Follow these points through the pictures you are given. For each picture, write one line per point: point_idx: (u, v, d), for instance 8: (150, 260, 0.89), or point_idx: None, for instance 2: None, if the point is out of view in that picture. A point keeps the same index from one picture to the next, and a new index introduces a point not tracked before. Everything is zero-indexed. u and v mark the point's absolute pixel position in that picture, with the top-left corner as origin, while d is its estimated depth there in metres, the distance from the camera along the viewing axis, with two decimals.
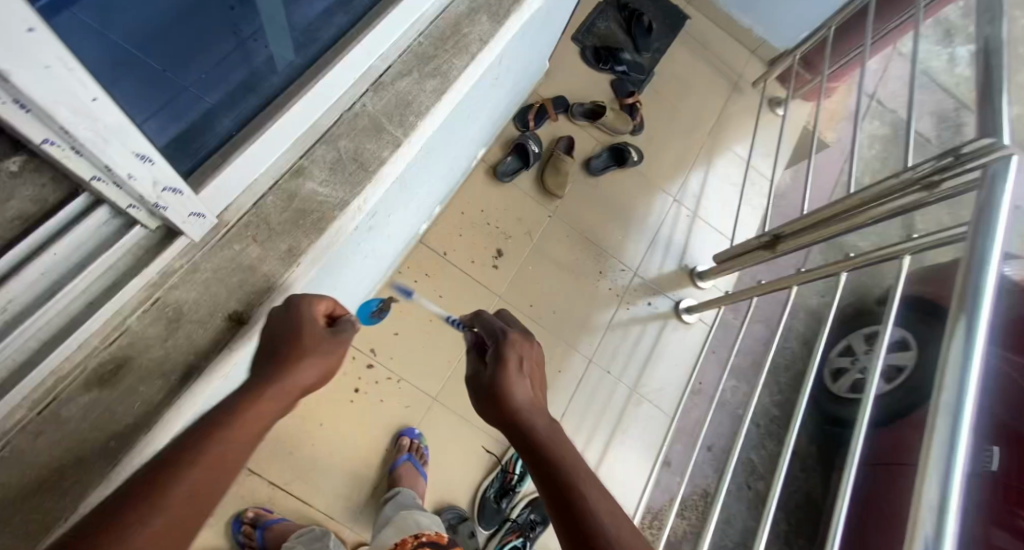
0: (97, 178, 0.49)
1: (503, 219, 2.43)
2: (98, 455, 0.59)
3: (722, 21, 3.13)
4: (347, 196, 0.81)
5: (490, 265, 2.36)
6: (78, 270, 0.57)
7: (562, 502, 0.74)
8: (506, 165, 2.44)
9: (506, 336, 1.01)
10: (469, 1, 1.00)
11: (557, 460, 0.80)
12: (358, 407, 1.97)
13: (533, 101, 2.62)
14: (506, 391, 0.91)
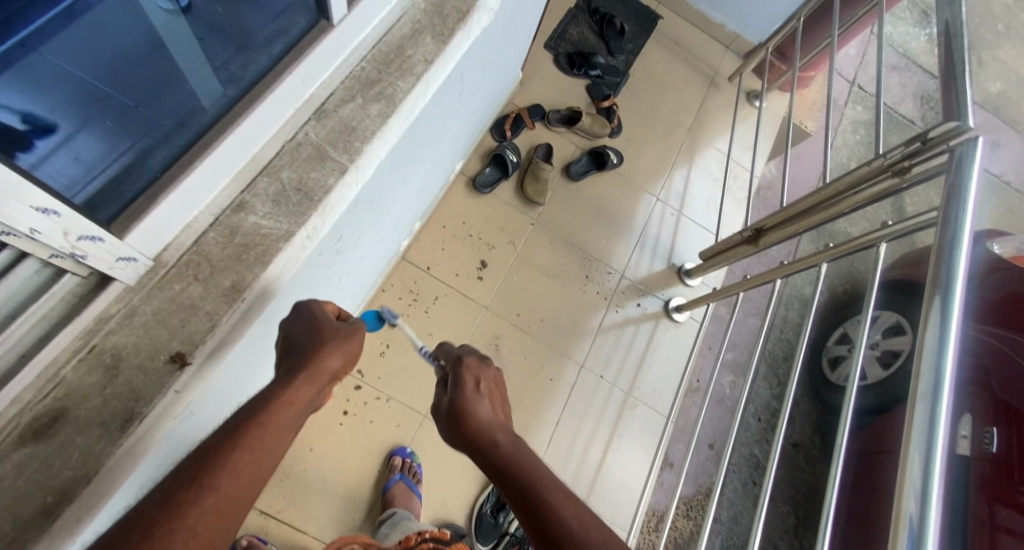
0: (1, 234, 0.49)
1: (486, 230, 2.43)
2: (35, 516, 0.57)
3: (695, 17, 3.13)
4: (293, 227, 0.81)
5: (474, 277, 2.35)
6: (6, 323, 0.57)
7: (531, 511, 0.72)
8: (484, 176, 2.44)
9: (465, 361, 1.03)
10: (412, 22, 1.00)
11: (520, 473, 0.79)
12: (348, 429, 1.95)
13: (509, 111, 2.62)
14: (469, 414, 0.91)
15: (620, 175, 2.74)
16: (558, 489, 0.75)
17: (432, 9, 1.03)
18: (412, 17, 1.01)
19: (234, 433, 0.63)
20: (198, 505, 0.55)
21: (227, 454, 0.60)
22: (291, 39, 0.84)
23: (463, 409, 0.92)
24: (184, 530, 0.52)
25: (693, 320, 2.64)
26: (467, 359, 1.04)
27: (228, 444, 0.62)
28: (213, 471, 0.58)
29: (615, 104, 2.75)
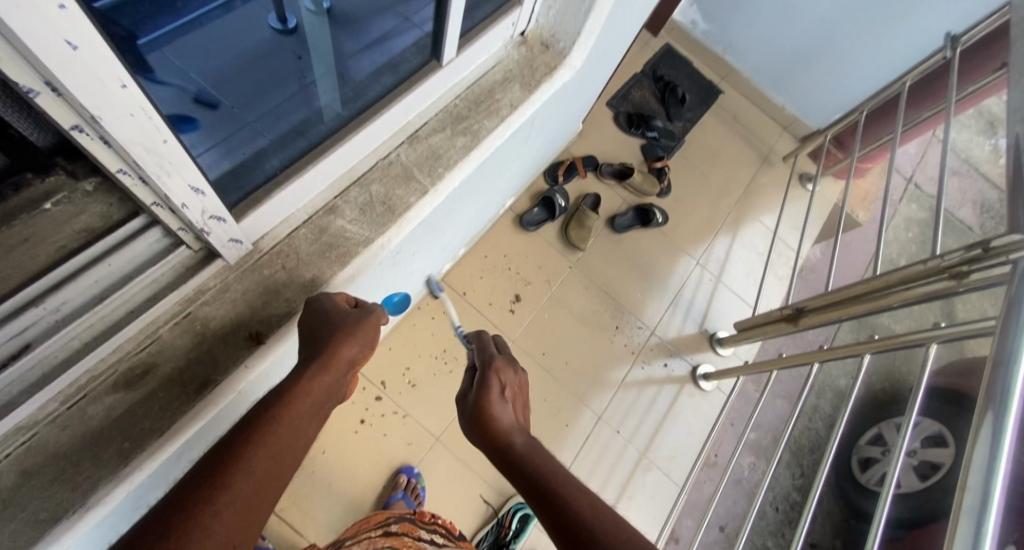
0: (156, 204, 0.59)
1: (524, 266, 2.49)
2: (112, 455, 0.64)
3: (756, 96, 3.21)
4: (372, 235, 0.88)
5: (507, 310, 2.39)
6: (128, 278, 0.69)
7: (550, 504, 0.73)
8: (532, 215, 2.53)
9: (491, 361, 1.02)
10: (505, 70, 1.09)
11: (539, 474, 0.79)
12: (361, 438, 1.97)
13: (564, 158, 2.73)
14: (489, 413, 0.92)
15: (663, 234, 2.78)
16: (575, 488, 0.75)
17: (524, 60, 1.12)
18: (504, 65, 1.10)
19: (245, 433, 0.62)
20: (214, 502, 0.54)
21: (237, 457, 0.59)
22: (399, 73, 0.94)
23: (484, 407, 0.93)
24: (203, 530, 0.52)
25: (719, 391, 2.57)
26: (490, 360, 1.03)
27: (241, 443, 0.61)
28: (229, 471, 0.58)
29: (667, 166, 2.80)
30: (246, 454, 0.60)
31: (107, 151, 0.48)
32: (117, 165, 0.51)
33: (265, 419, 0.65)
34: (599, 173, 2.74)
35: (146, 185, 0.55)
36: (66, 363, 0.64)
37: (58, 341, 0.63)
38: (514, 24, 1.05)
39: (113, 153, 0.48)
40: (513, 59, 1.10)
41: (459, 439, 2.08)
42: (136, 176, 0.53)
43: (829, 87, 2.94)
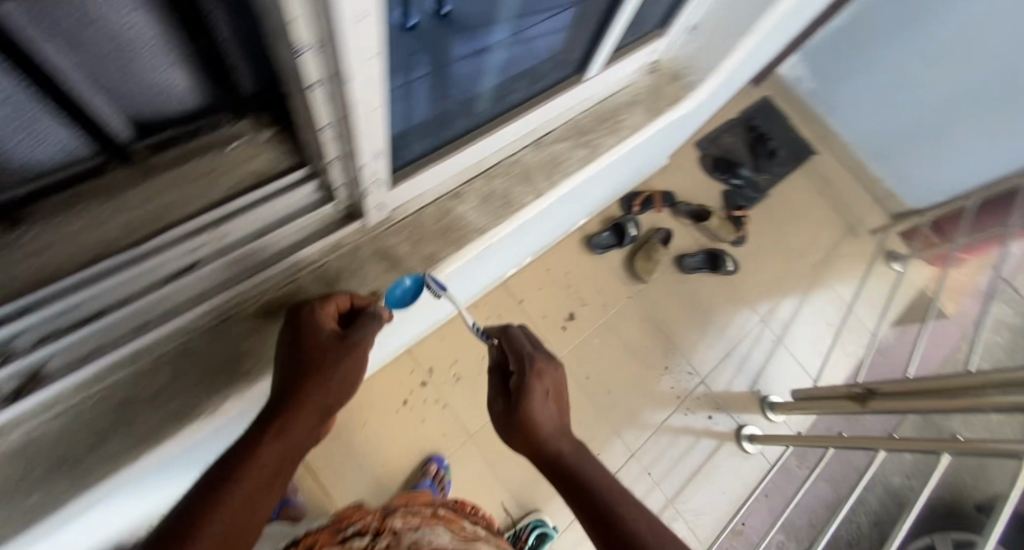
0: (336, 158, 0.66)
1: (584, 286, 2.48)
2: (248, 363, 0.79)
3: (852, 163, 3.03)
4: (488, 226, 0.93)
5: (558, 326, 2.39)
6: (288, 219, 0.79)
7: (598, 515, 0.80)
8: (601, 238, 2.52)
9: (533, 362, 0.95)
10: (632, 94, 1.12)
11: (582, 483, 0.85)
12: (400, 418, 2.03)
13: (642, 189, 2.71)
14: (530, 420, 0.90)
15: (730, 284, 2.69)
16: (615, 504, 0.81)
17: (652, 88, 1.14)
18: (632, 89, 1.12)
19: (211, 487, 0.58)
20: None
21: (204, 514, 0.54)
22: (545, 81, 0.97)
23: (527, 416, 0.90)
24: None
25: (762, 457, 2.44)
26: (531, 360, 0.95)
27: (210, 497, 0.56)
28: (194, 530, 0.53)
29: (746, 217, 2.74)
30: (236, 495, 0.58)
31: (326, 107, 0.55)
32: (330, 123, 0.59)
33: (232, 467, 0.60)
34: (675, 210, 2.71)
35: (339, 140, 0.62)
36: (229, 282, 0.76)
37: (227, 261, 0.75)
38: (652, 52, 1.08)
39: (334, 113, 0.56)
40: (643, 86, 1.13)
41: (490, 441, 2.10)
42: (335, 132, 0.61)
43: (940, 167, 2.75)
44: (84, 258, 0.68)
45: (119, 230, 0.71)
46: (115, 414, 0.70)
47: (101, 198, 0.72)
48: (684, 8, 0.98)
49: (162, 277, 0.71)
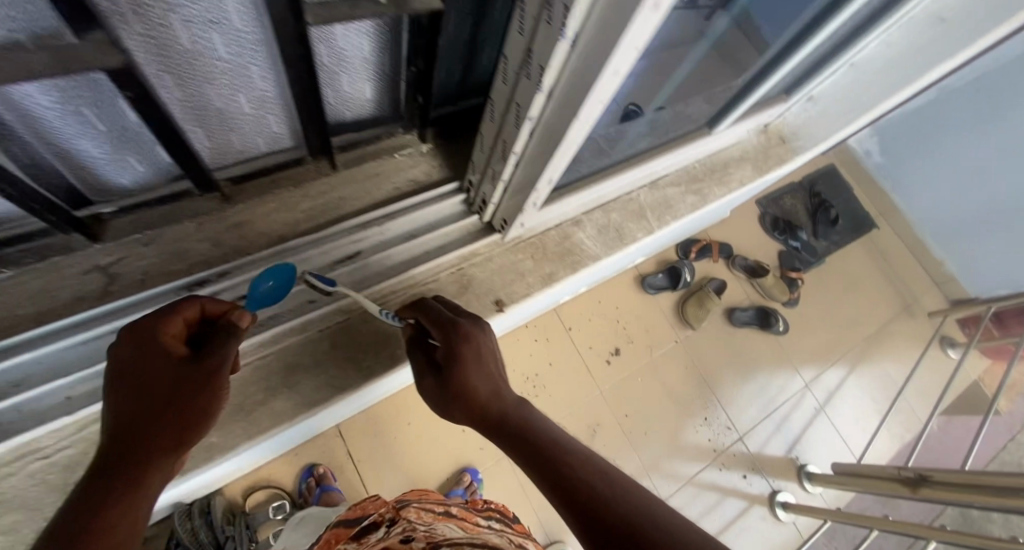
0: (506, 177, 0.74)
1: (633, 321, 2.19)
2: (385, 359, 0.81)
3: (916, 247, 2.60)
4: (602, 254, 1.01)
5: (603, 360, 2.08)
6: (439, 227, 0.88)
7: (571, 490, 0.48)
8: (655, 279, 2.27)
9: (458, 326, 0.66)
10: (741, 150, 1.18)
11: (545, 446, 0.55)
12: (445, 423, 1.75)
13: (698, 235, 2.45)
14: (468, 386, 0.63)
15: (779, 346, 2.34)
16: (597, 475, 0.50)
17: (761, 148, 1.19)
18: (743, 145, 1.18)
19: None
20: None
21: None
22: (681, 130, 1.02)
23: (463, 382, 0.63)
24: None
25: (793, 527, 2.11)
26: (451, 327, 0.67)
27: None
28: None
29: (801, 280, 2.42)
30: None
31: (525, 135, 0.63)
32: (523, 159, 0.69)
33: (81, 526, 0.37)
34: (731, 262, 2.43)
35: (517, 164, 0.70)
36: (384, 274, 0.83)
37: (387, 256, 0.83)
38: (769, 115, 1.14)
39: (532, 153, 0.66)
40: (754, 144, 1.19)
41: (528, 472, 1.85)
42: (517, 156, 0.68)
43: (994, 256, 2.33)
44: (274, 236, 0.79)
45: (302, 215, 0.82)
46: (273, 376, 0.73)
47: (288, 185, 0.82)
48: (813, 80, 1.05)
49: (329, 260, 0.80)
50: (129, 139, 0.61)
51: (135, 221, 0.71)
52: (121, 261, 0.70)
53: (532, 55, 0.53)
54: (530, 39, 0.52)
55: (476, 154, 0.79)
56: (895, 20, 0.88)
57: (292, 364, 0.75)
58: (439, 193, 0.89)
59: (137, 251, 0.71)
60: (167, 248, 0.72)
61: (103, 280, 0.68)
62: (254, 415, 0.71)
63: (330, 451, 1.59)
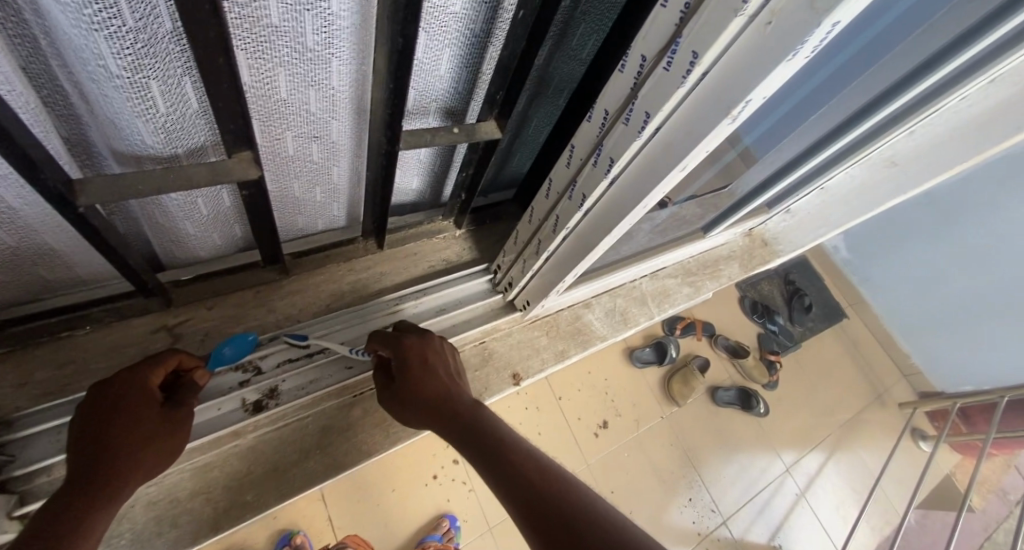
0: (535, 267, 0.86)
1: (621, 394, 2.18)
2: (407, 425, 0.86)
3: (883, 337, 2.78)
4: (609, 335, 1.11)
5: (589, 432, 2.04)
6: (466, 304, 0.97)
7: (516, 485, 0.49)
8: (642, 352, 2.31)
9: (402, 343, 0.69)
10: (731, 249, 1.35)
11: (492, 442, 0.56)
12: (427, 495, 1.62)
13: (683, 314, 2.56)
14: (418, 392, 0.64)
15: (760, 427, 2.35)
16: (544, 474, 0.51)
17: (747, 248, 1.37)
18: (733, 245, 1.36)
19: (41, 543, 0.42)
20: None
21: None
22: (682, 231, 1.17)
23: (415, 389, 0.65)
24: None
25: None
26: (401, 341, 0.69)
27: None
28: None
29: (779, 361, 2.49)
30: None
31: (559, 239, 0.75)
32: (553, 258, 0.81)
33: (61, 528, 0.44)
34: (713, 341, 2.52)
35: (547, 259, 0.82)
36: None
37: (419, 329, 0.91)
38: (754, 223, 1.31)
39: (562, 255, 0.78)
40: (741, 245, 1.36)
41: (512, 537, 1.66)
42: (548, 253, 0.80)
43: (954, 353, 2.47)
44: (320, 305, 0.89)
45: (347, 287, 0.92)
46: (309, 434, 0.81)
47: (337, 260, 0.92)
48: (792, 198, 1.23)
49: (368, 329, 0.87)
50: (221, 219, 0.71)
51: (203, 289, 0.80)
52: (185, 322, 0.79)
53: (576, 184, 0.67)
54: (576, 172, 0.67)
55: (508, 245, 0.92)
56: (857, 160, 1.06)
57: (326, 427, 0.82)
58: (469, 273, 1.01)
59: (201, 314, 0.80)
60: (226, 311, 0.82)
61: (168, 339, 0.77)
62: (288, 475, 0.77)
63: (307, 515, 1.49)
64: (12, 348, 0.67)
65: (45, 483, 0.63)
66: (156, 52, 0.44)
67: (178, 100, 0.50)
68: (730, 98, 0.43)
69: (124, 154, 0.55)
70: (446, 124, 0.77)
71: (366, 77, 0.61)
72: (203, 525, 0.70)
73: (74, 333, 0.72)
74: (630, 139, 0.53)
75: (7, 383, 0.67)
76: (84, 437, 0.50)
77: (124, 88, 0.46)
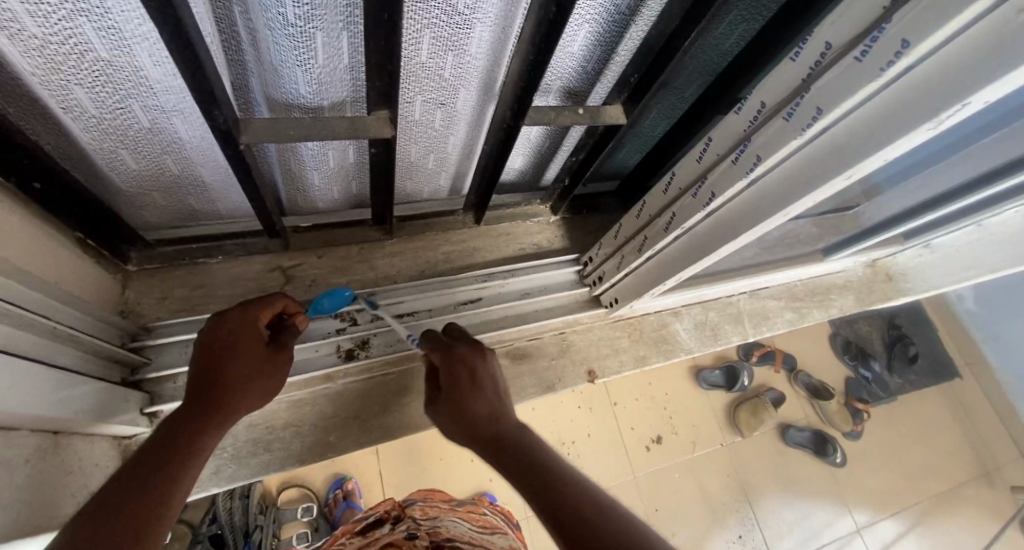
0: (633, 265, 0.81)
1: (681, 413, 2.07)
2: None
3: (1005, 408, 2.38)
4: (695, 349, 1.04)
5: (640, 444, 1.96)
6: (550, 292, 0.96)
7: (551, 501, 0.47)
8: (710, 373, 2.16)
9: (455, 354, 0.65)
10: (845, 278, 1.20)
11: (534, 466, 0.52)
12: (472, 471, 1.66)
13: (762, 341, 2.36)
14: (461, 408, 0.60)
15: (835, 478, 2.11)
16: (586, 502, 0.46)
17: (866, 280, 1.21)
18: (849, 274, 1.21)
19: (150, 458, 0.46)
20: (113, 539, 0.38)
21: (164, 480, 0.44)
22: (795, 252, 1.05)
23: (460, 405, 0.61)
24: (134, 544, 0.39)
25: None
26: (453, 349, 0.66)
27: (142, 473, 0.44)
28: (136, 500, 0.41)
29: (868, 412, 2.22)
30: (160, 532, 0.42)
31: (668, 237, 0.70)
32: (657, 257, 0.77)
33: (172, 445, 0.47)
34: (793, 375, 2.30)
35: (648, 257, 0.77)
36: (499, 323, 0.91)
37: (504, 309, 0.91)
38: (881, 253, 1.16)
39: (670, 255, 0.73)
40: (859, 276, 1.21)
41: (548, 531, 1.64)
42: (650, 252, 0.75)
43: None
44: (415, 270, 0.91)
45: (441, 257, 0.93)
46: (390, 391, 0.84)
47: (435, 229, 0.95)
48: (935, 232, 1.06)
49: (454, 300, 0.88)
50: (344, 173, 0.75)
51: (317, 238, 0.86)
52: (297, 266, 0.84)
53: (705, 180, 0.62)
54: (707, 168, 0.62)
55: (608, 240, 0.88)
56: None
57: (406, 387, 0.85)
58: (559, 260, 0.99)
59: (311, 261, 0.85)
60: (333, 262, 0.86)
61: (281, 279, 0.83)
62: (368, 425, 0.81)
63: (362, 465, 1.59)
64: (160, 266, 0.76)
65: (170, 389, 0.70)
66: (327, 4, 0.46)
67: (334, 54, 0.53)
68: (938, 96, 0.36)
69: (278, 103, 0.59)
70: (567, 105, 0.74)
71: (504, 47, 0.60)
72: (290, 455, 0.76)
73: (208, 260, 0.79)
74: (789, 136, 0.47)
75: (152, 295, 0.75)
76: (202, 364, 0.54)
77: (294, 37, 0.49)
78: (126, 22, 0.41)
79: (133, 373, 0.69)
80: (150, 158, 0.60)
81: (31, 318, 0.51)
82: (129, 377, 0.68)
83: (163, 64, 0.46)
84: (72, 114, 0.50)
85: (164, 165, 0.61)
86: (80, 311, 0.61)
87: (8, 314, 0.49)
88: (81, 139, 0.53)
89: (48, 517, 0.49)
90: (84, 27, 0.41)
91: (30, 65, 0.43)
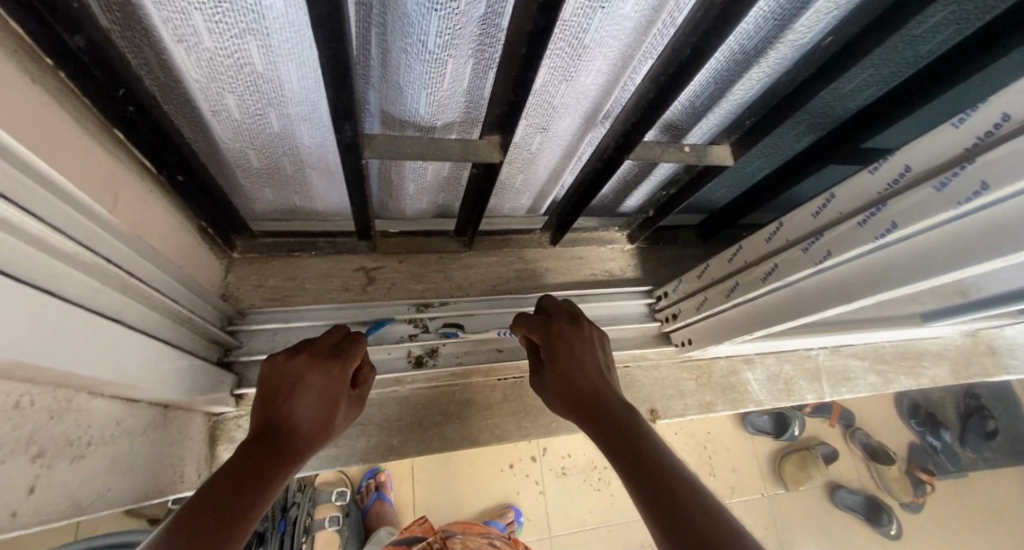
0: (715, 309, 0.78)
1: (721, 454, 1.96)
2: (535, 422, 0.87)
3: None
4: (765, 400, 0.99)
5: None
6: (618, 322, 0.94)
7: (642, 477, 0.45)
8: (758, 418, 2.04)
9: (552, 327, 0.65)
10: (940, 345, 1.10)
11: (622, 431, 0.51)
12: (500, 482, 1.65)
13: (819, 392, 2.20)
14: (562, 375, 0.61)
15: None
16: (647, 454, 0.47)
17: (964, 350, 1.11)
18: (945, 341, 1.11)
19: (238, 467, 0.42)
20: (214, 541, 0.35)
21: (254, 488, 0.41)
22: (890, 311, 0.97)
23: (564, 379, 0.61)
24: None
25: None
26: (550, 326, 0.65)
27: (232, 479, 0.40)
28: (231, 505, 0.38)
29: (933, 485, 2.03)
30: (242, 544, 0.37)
31: (765, 287, 0.67)
32: (747, 303, 0.74)
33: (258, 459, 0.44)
34: (850, 432, 2.11)
35: (738, 303, 0.74)
36: None
37: None
38: (988, 324, 1.05)
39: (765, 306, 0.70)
40: (956, 345, 1.10)
41: None
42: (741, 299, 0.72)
43: None
44: (487, 284, 0.91)
45: (514, 274, 0.93)
46: (454, 402, 0.86)
47: (511, 246, 0.95)
48: None
49: None
50: (439, 187, 0.77)
51: (402, 244, 0.89)
52: (379, 268, 0.87)
53: (821, 237, 0.58)
54: (826, 225, 0.58)
55: (689, 279, 0.86)
56: None
57: (468, 400, 0.87)
58: (631, 292, 0.97)
59: (392, 265, 0.88)
60: (412, 269, 0.88)
61: (364, 280, 0.85)
62: (428, 434, 0.83)
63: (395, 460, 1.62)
64: (260, 255, 0.82)
65: (256, 373, 0.75)
66: (464, 34, 0.47)
67: (458, 79, 0.53)
68: None
69: (392, 121, 0.61)
70: (668, 141, 0.71)
71: (622, 82, 0.58)
72: (356, 452, 0.79)
73: (302, 254, 0.84)
74: (939, 208, 0.44)
75: (249, 283, 0.80)
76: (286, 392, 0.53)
77: (427, 63, 0.50)
78: (285, 42, 0.43)
79: (227, 353, 0.75)
80: (271, 159, 0.63)
81: (160, 299, 0.56)
82: (223, 357, 0.74)
83: (307, 80, 0.49)
84: (218, 117, 0.53)
85: (282, 166, 0.65)
86: (193, 293, 0.66)
87: (144, 294, 0.53)
88: (220, 139, 0.57)
89: (153, 485, 0.53)
90: (250, 45, 0.43)
91: (195, 73, 0.46)
